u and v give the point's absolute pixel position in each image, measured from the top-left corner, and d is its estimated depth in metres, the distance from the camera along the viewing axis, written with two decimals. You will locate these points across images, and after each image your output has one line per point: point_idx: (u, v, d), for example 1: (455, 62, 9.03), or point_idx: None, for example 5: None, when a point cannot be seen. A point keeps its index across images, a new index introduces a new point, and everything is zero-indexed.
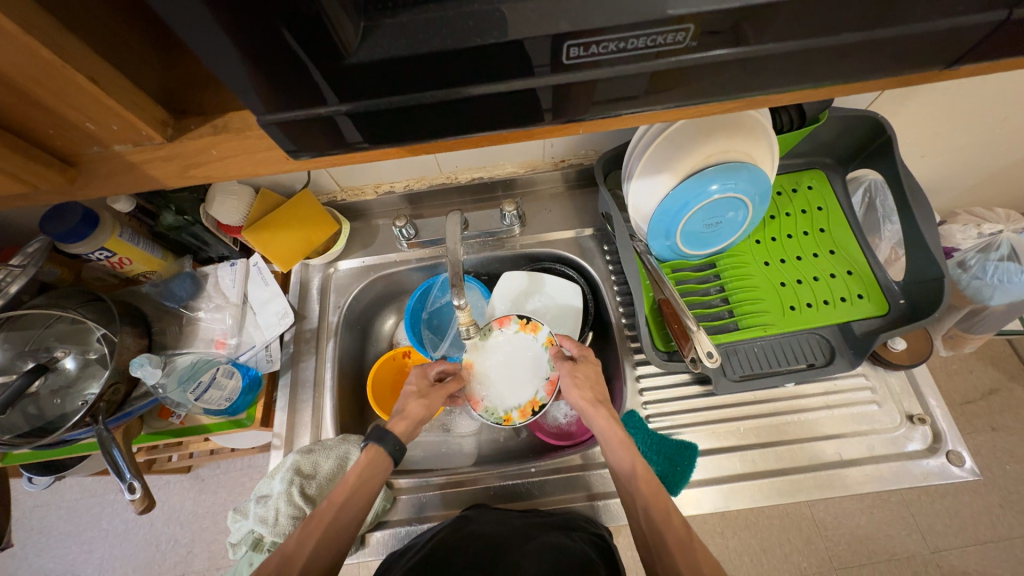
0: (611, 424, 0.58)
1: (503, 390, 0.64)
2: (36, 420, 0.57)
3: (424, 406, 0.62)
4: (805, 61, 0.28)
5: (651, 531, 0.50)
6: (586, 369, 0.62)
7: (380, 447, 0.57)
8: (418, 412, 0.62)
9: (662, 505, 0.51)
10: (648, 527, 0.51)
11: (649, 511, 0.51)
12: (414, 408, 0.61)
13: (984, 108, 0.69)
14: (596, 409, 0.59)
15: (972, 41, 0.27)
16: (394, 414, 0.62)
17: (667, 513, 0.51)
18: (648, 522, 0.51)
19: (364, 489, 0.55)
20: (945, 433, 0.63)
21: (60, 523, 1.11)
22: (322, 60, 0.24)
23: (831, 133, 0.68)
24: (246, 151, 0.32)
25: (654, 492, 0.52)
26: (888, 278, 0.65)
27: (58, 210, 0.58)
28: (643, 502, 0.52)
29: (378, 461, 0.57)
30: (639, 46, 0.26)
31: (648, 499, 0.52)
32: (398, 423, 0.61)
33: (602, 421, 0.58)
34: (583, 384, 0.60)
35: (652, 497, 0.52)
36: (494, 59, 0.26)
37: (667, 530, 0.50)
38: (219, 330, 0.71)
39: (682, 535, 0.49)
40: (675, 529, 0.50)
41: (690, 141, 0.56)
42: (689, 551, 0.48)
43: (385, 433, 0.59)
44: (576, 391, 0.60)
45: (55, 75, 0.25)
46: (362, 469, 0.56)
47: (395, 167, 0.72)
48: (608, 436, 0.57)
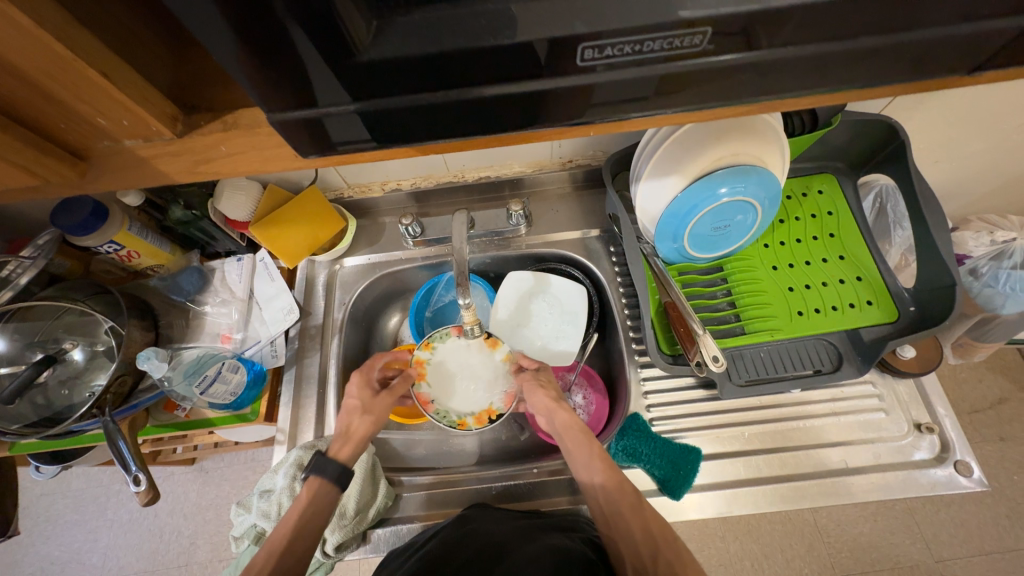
0: (573, 419, 0.59)
1: (456, 395, 0.62)
2: (43, 410, 0.58)
3: (370, 421, 0.60)
4: (821, 65, 0.28)
5: (616, 520, 0.52)
6: (546, 376, 0.64)
7: (320, 477, 0.54)
8: (362, 432, 0.59)
9: (620, 494, 0.53)
10: (612, 516, 0.52)
11: (612, 503, 0.53)
12: (358, 427, 0.59)
13: (1001, 113, 0.68)
14: (556, 406, 0.60)
15: (993, 47, 0.27)
16: (338, 438, 0.58)
17: (631, 501, 0.52)
18: (612, 513, 0.52)
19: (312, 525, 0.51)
20: (953, 442, 0.62)
21: (66, 511, 1.13)
22: (335, 58, 0.24)
23: (843, 137, 0.67)
24: (256, 148, 0.32)
25: (617, 483, 0.54)
26: (898, 285, 0.64)
27: (68, 203, 0.59)
28: (607, 493, 0.53)
29: (321, 497, 0.53)
30: (653, 49, 0.26)
31: (612, 489, 0.53)
32: (341, 447, 0.57)
33: (565, 418, 0.59)
34: (546, 384, 0.62)
35: (617, 493, 0.53)
36: (508, 60, 0.26)
37: (629, 519, 0.51)
38: (225, 325, 0.71)
39: (645, 521, 0.51)
40: (640, 515, 0.51)
41: (700, 144, 0.55)
42: (652, 537, 0.49)
43: (326, 463, 0.55)
44: (540, 393, 0.61)
45: (69, 70, 0.25)
46: (305, 508, 0.52)
47: (403, 165, 0.72)
48: (572, 431, 0.58)
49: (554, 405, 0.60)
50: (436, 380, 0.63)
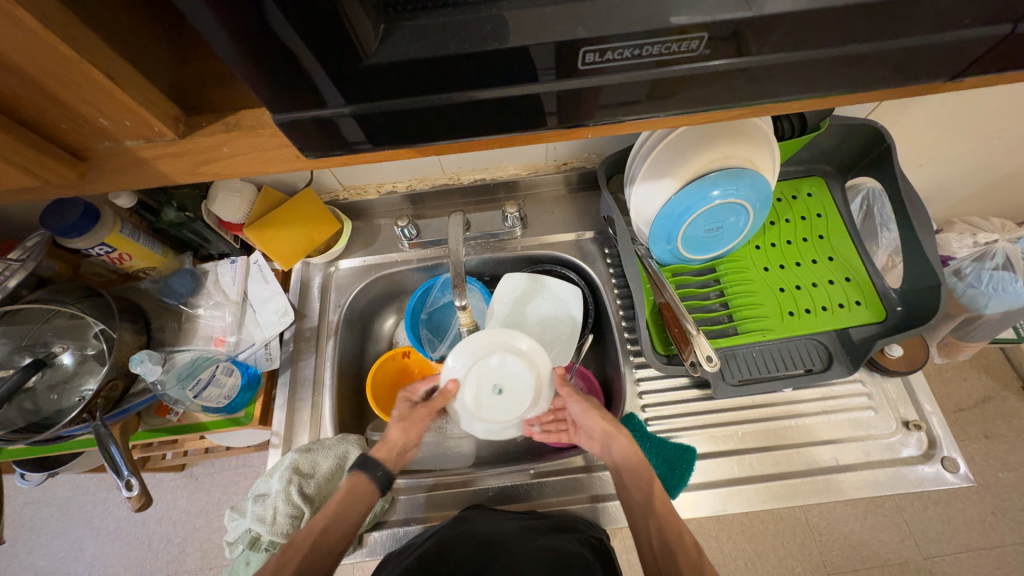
0: (632, 448, 0.58)
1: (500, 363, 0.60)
2: (31, 415, 0.57)
3: (404, 429, 0.62)
4: (811, 71, 0.29)
5: (667, 564, 0.51)
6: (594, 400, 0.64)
7: (364, 475, 0.57)
8: (400, 438, 0.62)
9: (676, 534, 0.53)
10: (664, 562, 0.51)
11: (665, 541, 0.52)
12: (393, 434, 0.61)
13: (982, 118, 0.70)
14: (623, 436, 0.59)
15: (973, 55, 0.28)
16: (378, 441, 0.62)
17: (687, 550, 0.52)
18: (665, 556, 0.51)
19: (347, 514, 0.55)
20: (940, 439, 0.63)
21: (52, 520, 1.10)
22: (337, 60, 0.25)
23: (832, 140, 0.68)
24: (256, 149, 0.32)
25: (673, 526, 0.53)
26: (886, 286, 0.66)
27: (58, 205, 0.58)
28: (663, 537, 0.53)
29: (360, 490, 0.57)
30: (650, 54, 0.26)
31: (669, 532, 0.53)
32: (379, 449, 0.61)
33: (625, 446, 0.58)
34: (600, 408, 0.62)
35: (672, 532, 0.53)
36: (508, 63, 0.26)
37: (683, 565, 0.50)
38: (218, 328, 0.71)
39: (697, 568, 0.50)
40: (694, 561, 0.51)
41: (693, 146, 0.56)
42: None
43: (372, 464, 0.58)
44: (596, 416, 0.60)
45: (73, 71, 0.25)
46: (343, 498, 0.56)
47: (398, 167, 0.72)
48: (631, 462, 0.57)
49: (616, 434, 0.59)
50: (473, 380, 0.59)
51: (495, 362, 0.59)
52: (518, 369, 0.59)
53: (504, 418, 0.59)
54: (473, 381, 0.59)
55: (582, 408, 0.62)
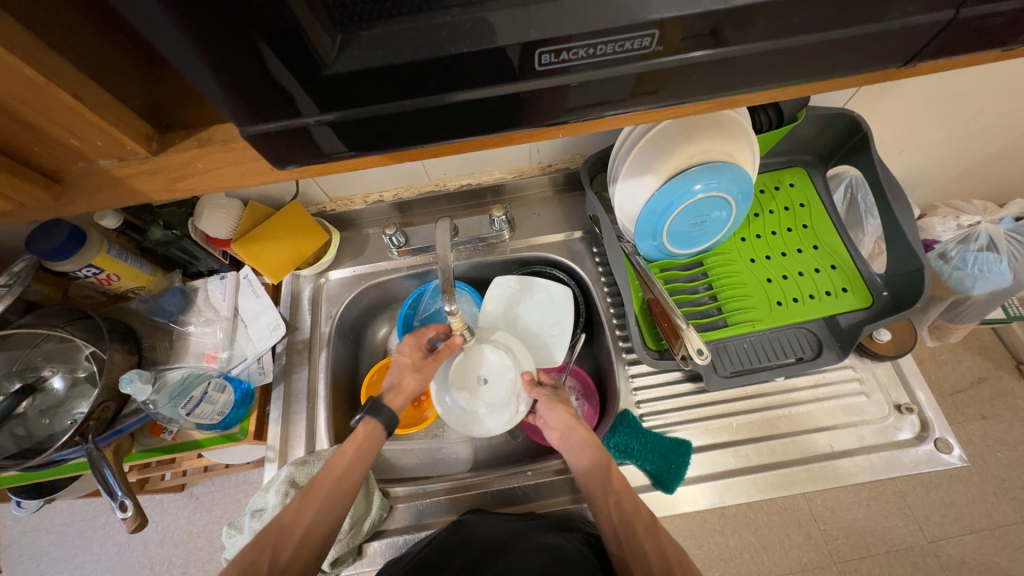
0: (591, 437, 0.59)
1: (480, 354, 0.66)
2: (24, 441, 0.56)
3: (419, 380, 0.62)
4: (767, 62, 0.29)
5: (630, 539, 0.50)
6: (564, 396, 0.65)
7: (376, 420, 0.58)
8: (414, 387, 0.62)
9: (635, 508, 0.53)
10: (629, 543, 0.50)
11: (627, 521, 0.52)
12: (409, 382, 0.61)
13: (956, 102, 0.71)
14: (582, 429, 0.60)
15: (924, 39, 0.29)
16: (389, 388, 0.61)
17: (644, 519, 0.52)
18: (627, 532, 0.51)
19: (363, 458, 0.56)
20: (932, 422, 0.64)
21: (51, 548, 1.09)
22: (300, 71, 0.25)
23: (810, 131, 0.69)
24: (231, 164, 0.32)
25: (633, 502, 0.53)
26: (870, 271, 0.67)
27: (43, 228, 0.58)
28: (622, 513, 0.52)
29: (375, 434, 0.58)
30: (608, 52, 0.27)
31: (627, 508, 0.53)
32: (394, 397, 0.60)
33: (583, 434, 0.59)
34: (564, 402, 0.63)
35: (631, 513, 0.52)
36: (470, 67, 0.26)
37: (645, 539, 0.50)
38: (210, 344, 0.70)
39: (658, 542, 0.50)
40: (653, 535, 0.50)
41: (672, 142, 0.57)
42: (665, 559, 0.48)
43: (381, 407, 0.59)
44: (558, 407, 0.62)
45: (40, 94, 0.25)
46: (359, 443, 0.56)
47: (384, 175, 0.73)
48: (590, 449, 0.58)
49: (576, 427, 0.60)
50: (460, 374, 0.66)
51: (476, 354, 0.66)
52: (497, 357, 0.66)
53: (499, 404, 0.64)
54: (460, 377, 0.66)
55: (544, 401, 0.63)
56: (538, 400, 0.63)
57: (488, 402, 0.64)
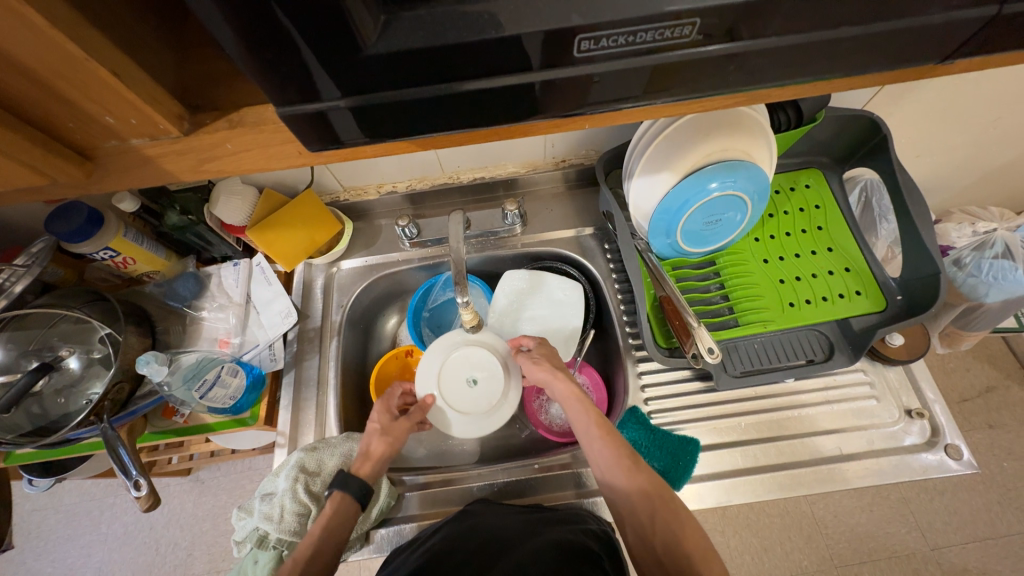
0: (569, 390, 0.60)
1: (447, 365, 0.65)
2: (39, 419, 0.58)
3: (389, 441, 0.61)
4: (803, 55, 0.29)
5: (614, 485, 0.54)
6: (544, 350, 0.65)
7: (345, 494, 0.55)
8: (383, 451, 0.60)
9: (616, 458, 0.54)
10: (614, 488, 0.54)
11: (610, 468, 0.54)
12: (378, 447, 0.60)
13: (980, 107, 0.70)
14: (561, 383, 0.61)
15: (965, 35, 0.28)
16: (360, 457, 0.60)
17: (627, 467, 0.54)
18: (611, 478, 0.54)
19: (333, 538, 0.53)
20: (943, 427, 0.64)
21: (59, 526, 1.11)
22: (342, 53, 0.25)
23: (829, 132, 0.69)
24: (259, 146, 0.32)
25: (616, 451, 0.55)
26: (885, 275, 0.66)
27: (62, 210, 0.58)
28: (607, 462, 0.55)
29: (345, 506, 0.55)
30: (646, 40, 0.27)
31: (614, 462, 0.54)
32: (362, 465, 0.58)
33: (564, 389, 0.60)
34: (542, 359, 0.63)
35: (613, 462, 0.54)
36: (506, 53, 0.27)
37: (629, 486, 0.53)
38: (223, 329, 0.71)
39: (642, 485, 0.53)
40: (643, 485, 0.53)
41: (691, 139, 0.57)
42: (651, 502, 0.52)
43: (349, 477, 0.56)
44: (536, 367, 0.62)
45: (80, 70, 0.26)
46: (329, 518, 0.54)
47: (398, 165, 0.73)
48: (572, 403, 0.59)
49: (555, 379, 0.61)
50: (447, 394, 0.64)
51: (451, 364, 0.65)
52: (470, 356, 0.65)
53: (496, 396, 0.63)
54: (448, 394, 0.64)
55: (523, 364, 0.64)
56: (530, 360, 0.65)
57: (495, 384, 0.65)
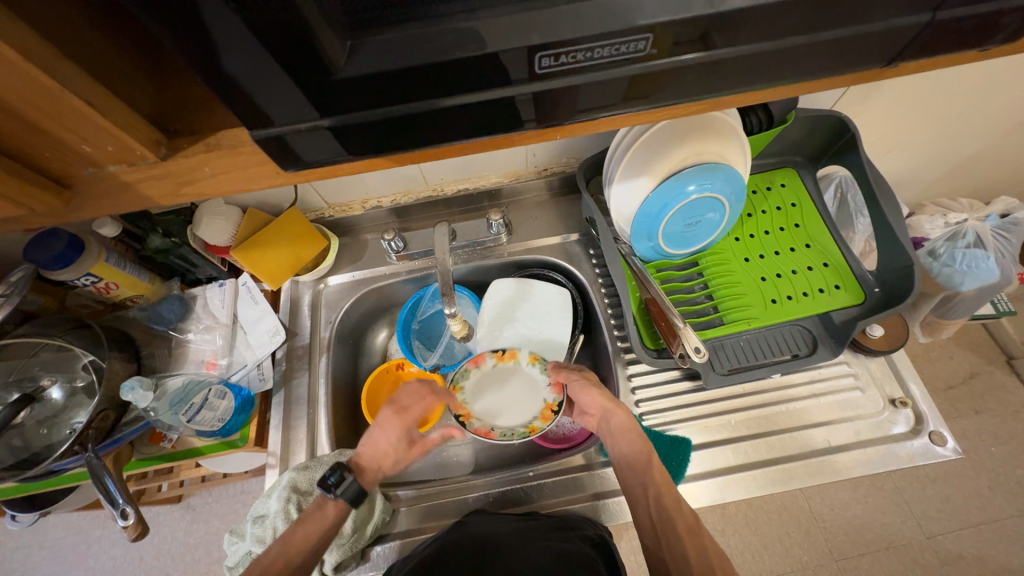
0: (630, 423, 0.60)
1: (501, 412, 0.64)
2: (20, 452, 0.56)
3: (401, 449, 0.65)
4: (757, 63, 0.30)
5: (671, 535, 0.52)
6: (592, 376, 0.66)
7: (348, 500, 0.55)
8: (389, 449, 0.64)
9: (675, 504, 0.54)
10: (665, 535, 0.52)
11: (664, 511, 0.54)
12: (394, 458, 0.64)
13: (941, 103, 0.73)
14: (620, 414, 0.60)
15: (905, 40, 0.30)
16: (376, 459, 0.61)
17: (685, 517, 0.54)
18: (666, 524, 0.53)
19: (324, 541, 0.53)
20: (926, 415, 0.65)
21: (44, 563, 1.07)
22: (312, 75, 0.26)
23: (800, 133, 0.71)
24: (237, 167, 0.33)
25: (674, 498, 0.55)
26: (862, 269, 0.68)
27: (41, 238, 0.58)
28: (661, 506, 0.54)
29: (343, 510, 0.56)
30: (605, 55, 0.28)
31: (669, 505, 0.54)
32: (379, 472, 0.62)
33: (623, 419, 0.60)
34: (598, 385, 0.63)
35: (675, 508, 0.54)
36: (470, 71, 0.27)
37: (685, 538, 0.52)
38: (209, 351, 0.70)
39: (699, 544, 0.52)
40: (696, 536, 0.52)
41: (667, 143, 0.58)
42: (707, 560, 0.50)
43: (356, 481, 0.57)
44: (594, 393, 0.62)
45: (53, 100, 0.26)
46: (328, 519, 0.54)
47: (381, 180, 0.73)
48: (629, 436, 0.59)
49: (612, 408, 0.61)
50: (479, 401, 0.65)
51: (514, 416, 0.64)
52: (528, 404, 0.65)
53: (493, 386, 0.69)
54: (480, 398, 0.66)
55: (576, 386, 0.64)
56: (573, 383, 0.64)
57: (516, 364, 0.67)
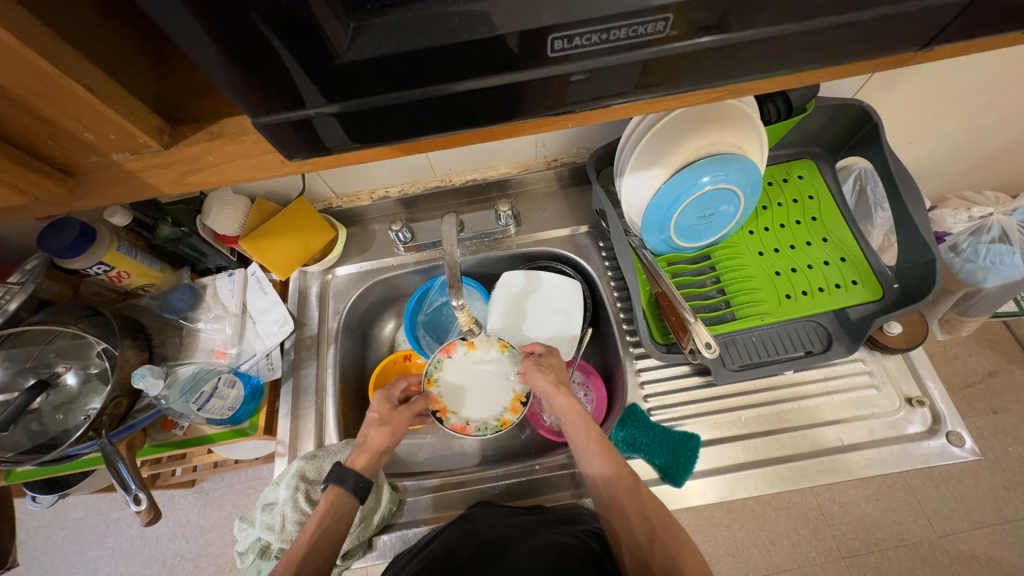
0: (571, 404, 0.60)
1: (473, 404, 0.63)
2: (38, 437, 0.57)
3: (387, 433, 0.61)
4: (781, 46, 0.29)
5: (613, 504, 0.54)
6: (550, 360, 0.64)
7: (339, 488, 0.56)
8: (381, 441, 0.61)
9: (616, 473, 0.55)
10: (610, 500, 0.54)
11: (609, 484, 0.55)
12: (376, 437, 0.60)
13: (973, 91, 0.70)
14: (561, 394, 0.61)
15: (942, 20, 0.28)
16: (356, 448, 0.61)
17: (626, 484, 0.54)
18: (609, 495, 0.54)
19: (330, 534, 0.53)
20: (943, 414, 0.63)
21: (65, 542, 1.11)
22: (315, 59, 0.25)
23: (820, 122, 0.69)
24: (243, 156, 0.32)
25: (611, 466, 0.55)
26: (881, 264, 0.66)
27: (54, 225, 0.59)
28: (604, 479, 0.55)
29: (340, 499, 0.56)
30: (620, 37, 0.26)
31: (608, 474, 0.55)
32: (358, 456, 0.59)
33: (563, 402, 0.60)
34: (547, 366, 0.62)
35: (612, 478, 0.54)
36: (479, 53, 0.26)
37: (626, 502, 0.53)
38: (219, 341, 0.71)
39: (640, 504, 0.53)
40: (637, 498, 0.53)
41: (682, 133, 0.56)
42: (649, 523, 0.52)
43: (344, 472, 0.57)
44: (540, 374, 0.62)
45: (54, 86, 0.26)
46: (324, 512, 0.54)
47: (390, 170, 0.73)
48: (571, 417, 0.59)
49: (556, 390, 0.61)
50: (455, 394, 0.64)
51: (487, 404, 0.63)
52: (499, 392, 0.64)
53: (464, 365, 0.65)
54: (455, 388, 0.64)
55: (527, 366, 0.63)
56: (525, 367, 0.64)
57: (486, 351, 0.66)
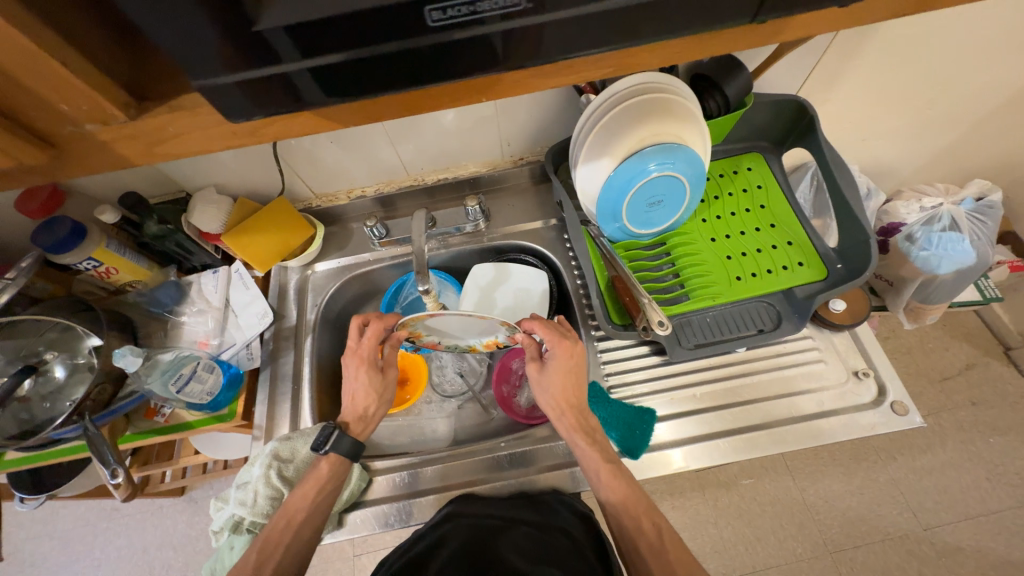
0: (591, 451, 0.59)
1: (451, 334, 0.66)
2: (25, 424, 0.60)
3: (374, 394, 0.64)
4: (654, 12, 0.30)
5: (635, 557, 0.54)
6: (553, 378, 0.62)
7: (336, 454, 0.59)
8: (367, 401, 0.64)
9: (637, 526, 0.55)
10: (632, 553, 0.55)
11: (630, 536, 0.55)
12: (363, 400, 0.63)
13: (910, 87, 0.74)
14: (569, 429, 0.61)
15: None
16: (354, 417, 0.63)
17: (649, 538, 0.55)
18: (629, 546, 0.55)
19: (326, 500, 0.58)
20: (888, 384, 0.66)
21: (52, 554, 1.11)
22: (209, 31, 0.27)
23: (763, 116, 0.73)
24: (202, 127, 0.36)
25: (634, 520, 0.55)
26: (825, 246, 0.70)
27: (46, 223, 0.63)
28: (624, 529, 0.56)
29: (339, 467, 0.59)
30: (488, 8, 0.28)
31: (629, 526, 0.55)
32: (355, 425, 0.63)
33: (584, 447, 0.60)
34: (561, 401, 0.61)
35: (634, 530, 0.55)
36: (362, 24, 0.28)
37: (648, 558, 0.54)
38: (202, 332, 0.75)
39: (663, 560, 0.53)
40: (659, 556, 0.53)
41: (627, 124, 0.61)
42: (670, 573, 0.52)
43: (341, 438, 0.59)
44: (548, 397, 0.62)
45: (31, 58, 0.30)
46: (323, 482, 0.58)
47: (365, 171, 0.78)
48: (591, 462, 0.59)
49: (563, 419, 0.61)
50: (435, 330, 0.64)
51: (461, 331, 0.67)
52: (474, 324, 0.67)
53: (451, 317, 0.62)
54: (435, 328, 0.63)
55: (537, 384, 0.63)
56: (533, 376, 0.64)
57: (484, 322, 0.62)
